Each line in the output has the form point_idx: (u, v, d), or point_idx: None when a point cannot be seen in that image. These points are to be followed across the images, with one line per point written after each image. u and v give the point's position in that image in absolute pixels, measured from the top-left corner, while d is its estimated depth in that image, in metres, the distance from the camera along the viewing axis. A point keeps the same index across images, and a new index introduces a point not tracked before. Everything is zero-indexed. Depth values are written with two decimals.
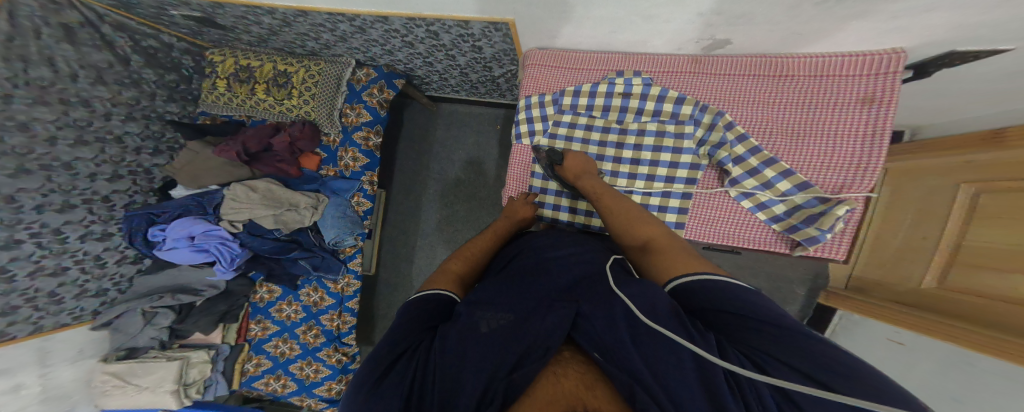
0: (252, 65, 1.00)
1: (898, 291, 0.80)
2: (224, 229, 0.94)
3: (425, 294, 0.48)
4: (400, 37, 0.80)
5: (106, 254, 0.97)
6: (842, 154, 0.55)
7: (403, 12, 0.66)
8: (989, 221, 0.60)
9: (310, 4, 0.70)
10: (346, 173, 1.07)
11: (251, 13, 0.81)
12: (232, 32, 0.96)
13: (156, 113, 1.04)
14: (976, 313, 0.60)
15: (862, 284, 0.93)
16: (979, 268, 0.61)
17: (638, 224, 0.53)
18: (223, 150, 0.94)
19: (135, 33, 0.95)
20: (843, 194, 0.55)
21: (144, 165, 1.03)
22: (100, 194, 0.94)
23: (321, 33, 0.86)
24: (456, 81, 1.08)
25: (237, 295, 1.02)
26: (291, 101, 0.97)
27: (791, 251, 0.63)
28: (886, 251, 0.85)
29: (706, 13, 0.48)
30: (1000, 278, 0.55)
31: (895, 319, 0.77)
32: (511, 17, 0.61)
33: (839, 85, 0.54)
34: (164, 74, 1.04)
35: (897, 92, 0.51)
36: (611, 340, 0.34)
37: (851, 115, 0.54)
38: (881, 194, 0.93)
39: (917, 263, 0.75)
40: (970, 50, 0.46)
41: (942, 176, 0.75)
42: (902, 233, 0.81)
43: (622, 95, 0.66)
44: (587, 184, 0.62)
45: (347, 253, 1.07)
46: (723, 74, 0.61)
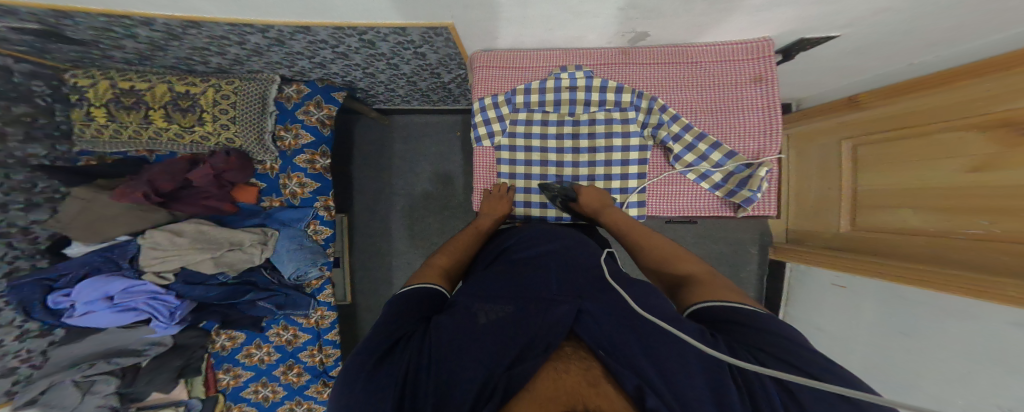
0: (138, 86, 0.83)
1: (826, 237, 1.01)
2: (151, 281, 0.84)
3: (415, 289, 0.51)
4: (330, 48, 0.75)
5: (1, 332, 0.80)
6: (752, 124, 0.66)
7: (329, 20, 0.61)
8: (881, 170, 0.82)
9: (205, 15, 0.60)
10: (295, 202, 0.99)
11: (116, 24, 0.64)
12: (96, 48, 0.77)
13: (16, 158, 0.81)
14: (890, 244, 0.80)
15: (800, 235, 1.13)
16: (877, 207, 0.83)
17: (671, 260, 0.56)
18: (125, 194, 0.80)
19: None
20: (762, 157, 0.65)
21: (18, 224, 0.81)
22: None
23: (226, 46, 0.75)
24: (404, 90, 1.04)
25: (193, 347, 0.91)
26: (204, 127, 0.85)
27: (735, 214, 0.72)
28: (808, 202, 1.07)
29: (625, 8, 0.51)
30: (899, 213, 0.77)
31: (824, 263, 0.96)
32: (449, 21, 0.59)
33: (736, 68, 0.65)
34: (8, 106, 0.78)
35: (775, 70, 0.63)
36: (615, 338, 0.39)
37: (750, 91, 0.65)
38: (789, 156, 1.16)
39: (830, 211, 0.98)
40: (816, 37, 0.62)
41: (830, 137, 0.97)
42: (815, 184, 1.03)
43: (568, 88, 0.69)
44: (612, 219, 0.66)
45: (314, 285, 1.01)
46: (649, 63, 0.67)
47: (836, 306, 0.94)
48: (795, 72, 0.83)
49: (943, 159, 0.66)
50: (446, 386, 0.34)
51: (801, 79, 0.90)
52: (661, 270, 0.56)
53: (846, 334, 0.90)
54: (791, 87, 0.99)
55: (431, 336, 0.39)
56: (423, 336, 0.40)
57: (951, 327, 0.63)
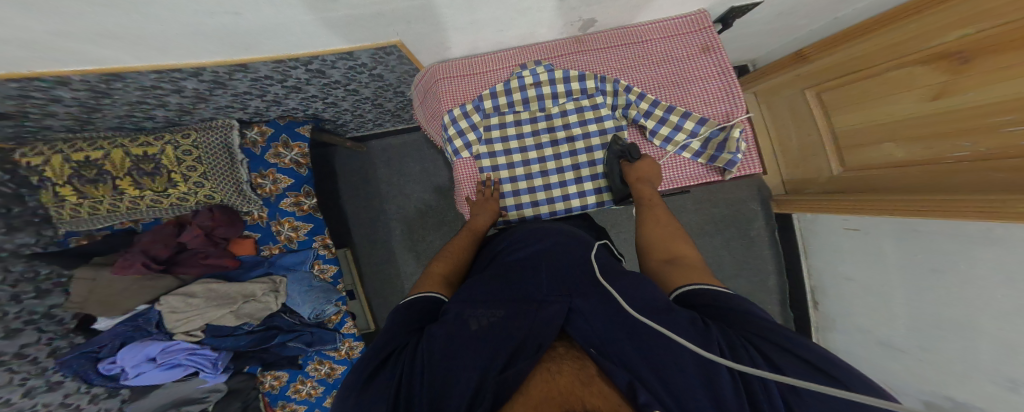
0: (93, 157, 0.78)
1: (820, 182, 1.02)
2: (184, 339, 0.87)
3: (411, 300, 0.50)
4: (278, 83, 0.69)
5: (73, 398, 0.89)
6: (713, 91, 0.64)
7: (266, 56, 0.56)
8: (851, 111, 0.85)
9: (120, 64, 0.53)
10: (294, 246, 0.99)
11: (31, 88, 0.57)
12: (29, 121, 0.69)
13: (10, 250, 0.78)
14: (884, 182, 0.82)
15: (795, 184, 1.14)
16: (857, 146, 0.86)
17: (671, 242, 0.55)
18: (124, 267, 0.81)
19: None
20: (732, 120, 0.63)
21: (38, 310, 0.83)
22: (9, 352, 0.78)
23: (162, 96, 0.69)
24: (373, 114, 0.99)
25: (245, 390, 0.98)
26: (178, 188, 0.82)
27: (723, 177, 0.66)
28: (792, 155, 1.10)
29: None
30: (877, 151, 0.81)
31: (819, 209, 0.99)
32: (395, 38, 0.54)
33: (684, 41, 0.64)
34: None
35: (719, 38, 0.62)
36: (608, 337, 0.39)
37: (702, 61, 0.64)
38: (763, 115, 1.18)
39: (818, 157, 1.00)
40: (742, 5, 0.64)
41: (794, 88, 1.00)
42: (793, 136, 1.07)
43: (534, 85, 0.64)
44: (644, 191, 0.61)
45: (335, 320, 1.05)
46: (605, 48, 0.63)
47: (853, 249, 0.95)
48: (745, 34, 0.83)
49: (907, 92, 0.69)
50: (438, 393, 0.34)
51: (769, 34, 0.88)
52: (658, 245, 0.55)
53: (875, 279, 0.89)
54: (769, 38, 0.95)
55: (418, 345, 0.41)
56: (412, 348, 0.42)
57: (984, 255, 0.62)
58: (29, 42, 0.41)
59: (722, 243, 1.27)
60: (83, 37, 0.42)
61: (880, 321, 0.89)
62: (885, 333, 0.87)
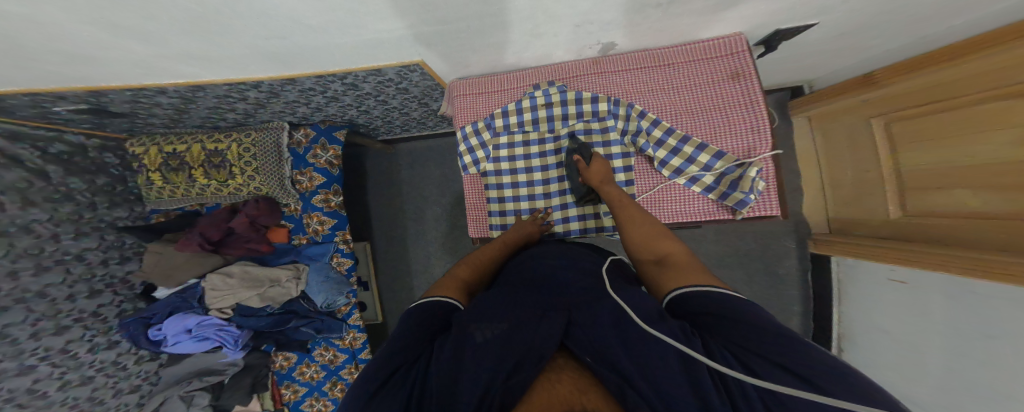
0: (179, 149, 0.96)
1: (873, 226, 0.93)
2: (215, 315, 0.97)
3: (425, 302, 0.48)
4: (321, 94, 0.80)
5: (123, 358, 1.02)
6: (737, 121, 0.61)
7: (311, 71, 0.66)
8: (922, 148, 0.76)
9: (202, 78, 0.66)
10: (318, 238, 1.09)
11: (140, 95, 0.73)
12: (138, 117, 0.88)
13: (107, 222, 1.00)
14: (946, 231, 0.73)
15: (841, 225, 1.05)
16: (925, 189, 0.77)
17: (656, 236, 0.51)
18: (185, 244, 0.95)
19: (35, 140, 0.85)
20: (752, 156, 0.60)
21: (117, 275, 1.02)
22: (88, 310, 0.94)
23: (233, 103, 0.83)
24: (401, 120, 1.09)
25: (258, 367, 1.05)
26: (236, 179, 0.95)
27: (733, 217, 0.65)
28: (846, 189, 1.02)
29: (581, 24, 0.52)
30: (945, 195, 0.72)
31: (871, 255, 0.89)
32: (418, 58, 0.62)
33: (711, 66, 0.62)
34: (93, 179, 0.97)
35: (754, 65, 0.60)
36: (600, 344, 0.35)
37: (729, 89, 0.61)
38: (815, 144, 1.12)
39: (875, 196, 0.91)
40: (794, 26, 0.62)
41: (856, 115, 0.94)
42: (849, 166, 0.99)
43: (545, 105, 0.68)
44: (610, 192, 0.60)
45: (344, 311, 1.11)
46: (622, 70, 0.65)
47: (897, 303, 0.84)
48: (788, 55, 0.80)
49: (986, 131, 0.61)
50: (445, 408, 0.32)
51: (802, 59, 0.86)
52: (641, 243, 0.52)
53: (918, 332, 0.78)
54: (805, 65, 0.92)
55: (433, 357, 0.38)
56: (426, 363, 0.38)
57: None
58: (141, 61, 0.55)
59: (743, 278, 1.20)
60: (178, 58, 0.55)
61: (908, 386, 0.78)
62: (909, 392, 0.78)
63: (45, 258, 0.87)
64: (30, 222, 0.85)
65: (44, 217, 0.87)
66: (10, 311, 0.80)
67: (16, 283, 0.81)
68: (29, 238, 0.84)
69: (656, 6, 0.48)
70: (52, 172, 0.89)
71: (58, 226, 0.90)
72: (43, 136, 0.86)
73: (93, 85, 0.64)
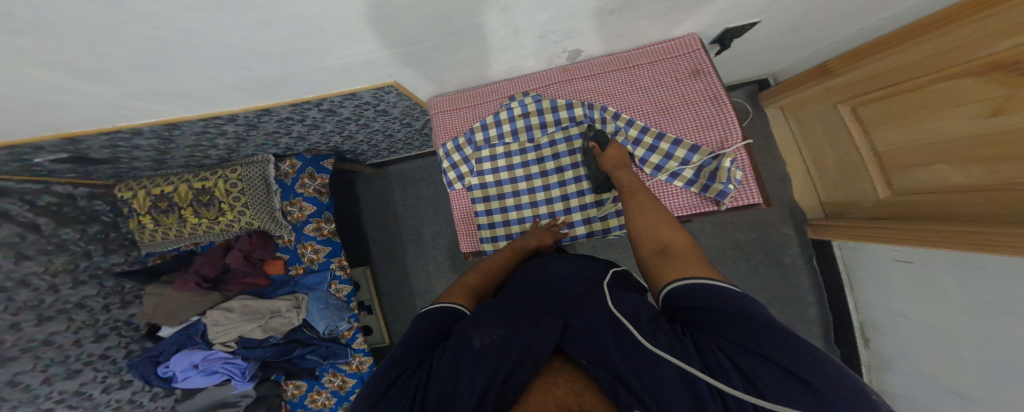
0: (167, 190, 0.96)
1: (866, 206, 0.93)
2: (221, 349, 0.98)
3: (435, 308, 0.49)
4: (299, 123, 0.79)
5: (138, 395, 1.03)
6: (707, 115, 0.60)
7: (283, 100, 0.64)
8: (892, 126, 0.77)
9: (174, 115, 0.64)
10: (314, 266, 1.07)
11: (117, 139, 0.73)
12: (124, 163, 0.88)
13: (104, 268, 0.99)
14: (945, 208, 0.72)
15: (837, 207, 1.03)
16: (905, 166, 0.77)
17: (661, 226, 0.50)
18: (181, 284, 0.95)
19: (22, 193, 0.84)
20: (727, 147, 0.59)
21: (121, 318, 1.02)
22: (96, 353, 0.95)
23: (213, 140, 0.82)
24: (386, 143, 1.08)
25: (269, 398, 1.05)
26: (226, 216, 0.95)
27: (719, 208, 0.63)
28: (832, 172, 1.01)
29: (546, 34, 0.51)
30: (927, 172, 0.72)
31: (869, 236, 0.88)
32: (390, 79, 0.60)
33: (674, 63, 0.63)
34: (85, 228, 0.96)
35: (710, 61, 0.61)
36: (597, 347, 0.35)
37: (693, 84, 0.61)
38: (792, 134, 1.12)
39: (860, 178, 0.91)
40: (738, 24, 0.63)
41: (825, 103, 0.94)
42: (829, 152, 0.99)
43: (522, 115, 0.66)
44: (624, 178, 0.59)
45: (348, 335, 1.09)
46: (590, 75, 0.65)
47: (908, 284, 0.83)
48: (754, 50, 0.81)
49: (958, 106, 0.62)
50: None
51: (779, 49, 0.85)
52: (646, 233, 0.50)
53: (942, 319, 0.75)
54: (783, 54, 0.90)
55: (436, 363, 0.37)
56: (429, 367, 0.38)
57: None
58: (106, 103, 0.54)
59: (748, 269, 1.18)
60: (143, 97, 0.54)
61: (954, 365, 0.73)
62: (953, 380, 0.74)
63: (46, 309, 0.87)
64: (26, 276, 0.85)
65: (40, 269, 0.87)
66: (18, 361, 0.82)
67: (20, 333, 0.82)
68: (27, 292, 0.84)
69: (612, 11, 0.47)
70: (42, 225, 0.88)
71: (55, 277, 0.89)
72: (31, 189, 0.86)
73: (66, 132, 0.64)
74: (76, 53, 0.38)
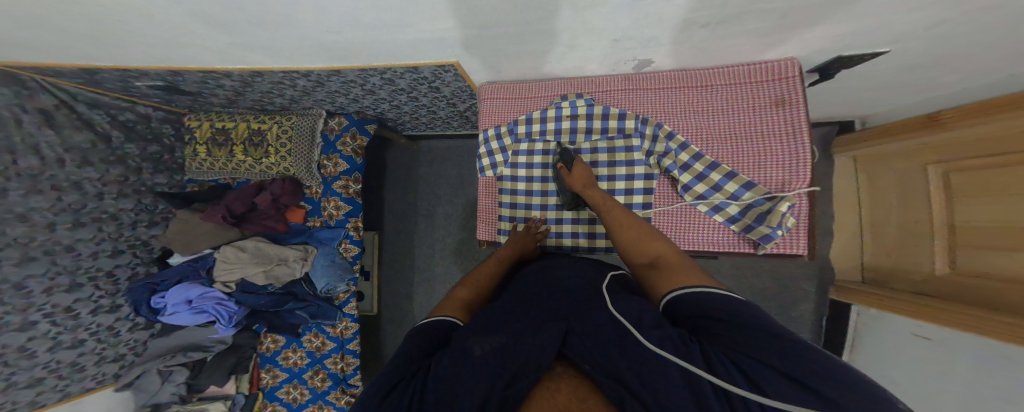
0: (228, 127, 1.04)
1: (915, 279, 0.84)
2: (219, 290, 0.98)
3: (426, 322, 0.45)
4: (359, 87, 0.85)
5: (120, 324, 1.02)
6: (775, 152, 0.60)
7: (355, 64, 0.71)
8: (981, 199, 0.67)
9: (262, 65, 0.73)
10: (332, 222, 1.10)
11: (209, 77, 0.82)
12: (203, 96, 0.98)
13: (147, 186, 1.07)
14: (998, 298, 0.62)
15: (878, 276, 0.96)
16: (979, 247, 0.67)
17: (644, 240, 0.51)
18: (210, 214, 1.00)
19: (109, 108, 0.97)
20: (786, 190, 0.59)
21: (142, 237, 1.06)
22: (104, 269, 0.97)
23: (284, 89, 0.90)
24: (427, 118, 1.14)
25: (244, 347, 1.02)
26: (268, 160, 1.01)
27: (756, 251, 0.64)
28: (889, 237, 0.92)
29: (620, 39, 0.55)
30: (998, 257, 0.62)
31: (907, 312, 0.81)
32: (454, 59, 0.66)
33: (757, 89, 0.61)
34: (146, 147, 1.06)
35: (802, 92, 0.58)
36: (601, 350, 0.33)
37: (771, 116, 0.61)
38: (856, 181, 1.04)
39: (920, 248, 0.81)
40: (855, 54, 0.59)
41: (911, 161, 0.84)
42: (894, 215, 0.90)
43: (569, 117, 0.70)
44: (595, 196, 0.60)
45: (342, 298, 1.08)
46: (659, 88, 0.66)
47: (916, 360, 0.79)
48: (841, 86, 0.78)
49: None
50: None
51: (863, 89, 0.81)
52: (632, 250, 0.52)
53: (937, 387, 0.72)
54: (849, 97, 0.88)
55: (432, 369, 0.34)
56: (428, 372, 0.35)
57: None
58: (222, 47, 0.64)
59: None
60: (249, 48, 0.64)
61: None
62: None
63: (84, 214, 0.93)
64: (81, 180, 0.92)
65: (96, 176, 0.95)
66: (35, 263, 0.84)
67: (51, 235, 0.87)
68: (76, 195, 0.91)
69: (704, 25, 0.50)
70: (113, 138, 0.98)
71: (105, 186, 0.97)
72: (117, 106, 0.98)
73: (174, 66, 0.74)
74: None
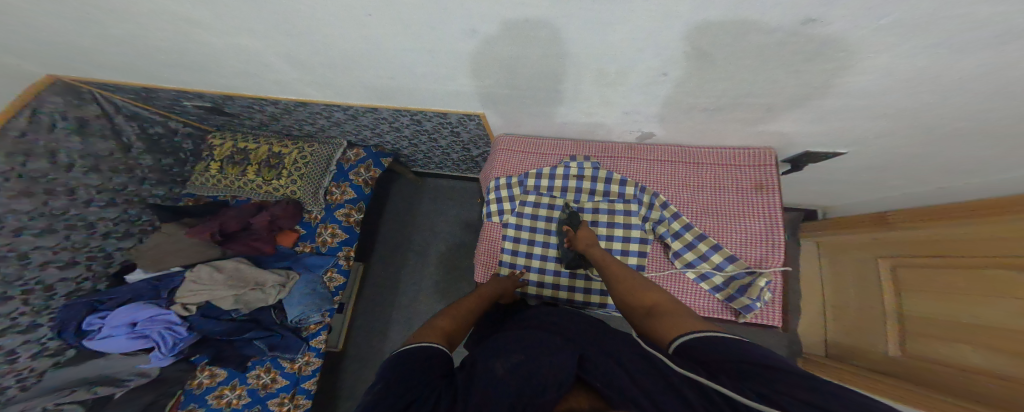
0: (249, 147, 1.09)
1: (871, 358, 0.79)
2: (175, 312, 0.88)
3: (411, 346, 0.39)
4: (388, 124, 0.93)
5: (22, 348, 0.82)
6: (756, 231, 0.65)
7: (392, 105, 0.79)
8: (927, 293, 0.66)
9: (309, 98, 0.82)
10: (323, 249, 1.06)
11: (257, 104, 0.91)
12: (238, 118, 1.05)
13: (139, 197, 1.06)
14: (944, 384, 0.59)
15: (840, 351, 0.91)
16: (928, 335, 0.65)
17: (639, 289, 0.50)
18: (198, 231, 0.96)
19: (144, 121, 1.05)
20: (763, 267, 0.63)
21: (106, 249, 0.98)
22: (46, 282, 0.87)
23: (319, 120, 0.97)
24: (440, 158, 1.20)
25: (171, 382, 0.87)
26: (278, 182, 1.04)
27: (737, 320, 0.65)
28: (847, 319, 0.90)
29: (629, 112, 0.63)
30: (947, 345, 0.60)
31: (861, 384, 0.76)
32: (481, 111, 0.74)
33: (739, 172, 0.68)
34: (161, 159, 1.09)
35: (777, 179, 0.65)
36: (611, 372, 0.32)
37: (752, 198, 0.66)
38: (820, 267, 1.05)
39: (876, 334, 0.79)
40: (822, 151, 0.69)
41: (866, 254, 0.86)
42: (851, 301, 0.89)
43: (575, 177, 0.74)
44: (598, 255, 0.60)
45: (311, 330, 0.97)
46: (655, 159, 0.71)
47: None
48: (824, 177, 0.85)
49: (992, 288, 0.53)
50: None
51: (854, 184, 0.88)
52: (628, 298, 0.50)
53: None
54: (827, 189, 0.96)
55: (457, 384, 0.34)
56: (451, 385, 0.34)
57: None
58: (281, 81, 0.74)
59: None
60: (306, 83, 0.73)
61: None
62: None
63: (61, 220, 0.90)
64: (78, 186, 0.94)
65: (95, 183, 0.97)
66: None
67: (14, 238, 0.83)
68: (64, 200, 0.91)
69: (703, 110, 0.60)
70: (133, 148, 1.04)
71: (99, 193, 0.97)
72: (153, 119, 1.06)
73: (233, 92, 0.85)
74: (299, 38, 0.55)
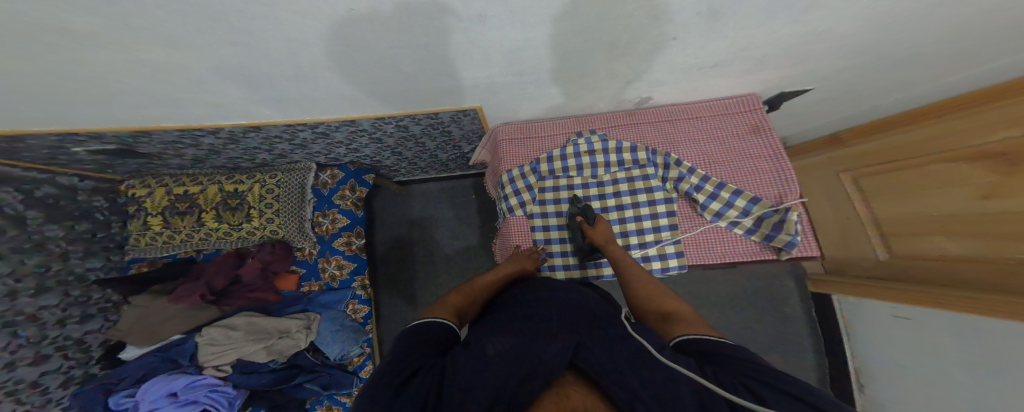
0: (191, 191, 0.94)
1: (859, 262, 1.02)
2: (211, 375, 0.84)
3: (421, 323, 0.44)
4: (368, 135, 0.84)
5: None
6: (765, 170, 0.69)
7: (371, 114, 0.70)
8: (896, 200, 0.87)
9: (266, 119, 0.69)
10: (334, 284, 1.03)
11: (186, 136, 0.74)
12: (164, 159, 0.87)
13: (75, 274, 0.90)
14: (943, 275, 0.80)
15: (835, 264, 1.12)
16: (908, 235, 0.86)
17: (659, 298, 0.52)
18: (182, 296, 0.87)
19: (20, 182, 0.79)
20: (785, 202, 0.66)
21: (73, 336, 0.88)
22: (26, 380, 0.80)
23: (275, 144, 0.84)
24: (425, 163, 1.14)
25: None
26: (250, 223, 0.93)
27: (779, 257, 0.68)
28: (829, 232, 1.10)
29: (632, 81, 0.61)
30: (929, 243, 0.81)
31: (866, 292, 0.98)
32: (478, 104, 0.68)
33: (736, 119, 0.72)
34: (74, 225, 0.91)
35: (769, 119, 0.70)
36: (610, 363, 0.32)
37: (752, 140, 0.71)
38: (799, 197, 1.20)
39: (860, 240, 1.00)
40: (794, 89, 0.71)
41: (828, 171, 1.05)
42: (828, 216, 1.09)
43: (587, 153, 0.72)
44: (615, 253, 0.62)
45: (356, 363, 0.99)
46: (657, 121, 0.73)
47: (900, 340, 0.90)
48: (798, 113, 0.87)
49: (956, 189, 0.72)
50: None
51: (811, 118, 0.93)
52: (646, 306, 0.52)
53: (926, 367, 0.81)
54: (787, 127, 1.01)
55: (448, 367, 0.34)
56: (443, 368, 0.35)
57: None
58: (226, 103, 0.60)
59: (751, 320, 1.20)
60: (259, 101, 0.61)
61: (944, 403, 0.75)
62: None
63: None
64: None
65: (5, 271, 0.78)
66: None
67: None
68: None
69: (701, 67, 0.58)
70: (29, 219, 0.83)
71: (18, 281, 0.80)
72: (32, 178, 0.81)
73: (146, 126, 0.66)
74: (249, 48, 0.44)
